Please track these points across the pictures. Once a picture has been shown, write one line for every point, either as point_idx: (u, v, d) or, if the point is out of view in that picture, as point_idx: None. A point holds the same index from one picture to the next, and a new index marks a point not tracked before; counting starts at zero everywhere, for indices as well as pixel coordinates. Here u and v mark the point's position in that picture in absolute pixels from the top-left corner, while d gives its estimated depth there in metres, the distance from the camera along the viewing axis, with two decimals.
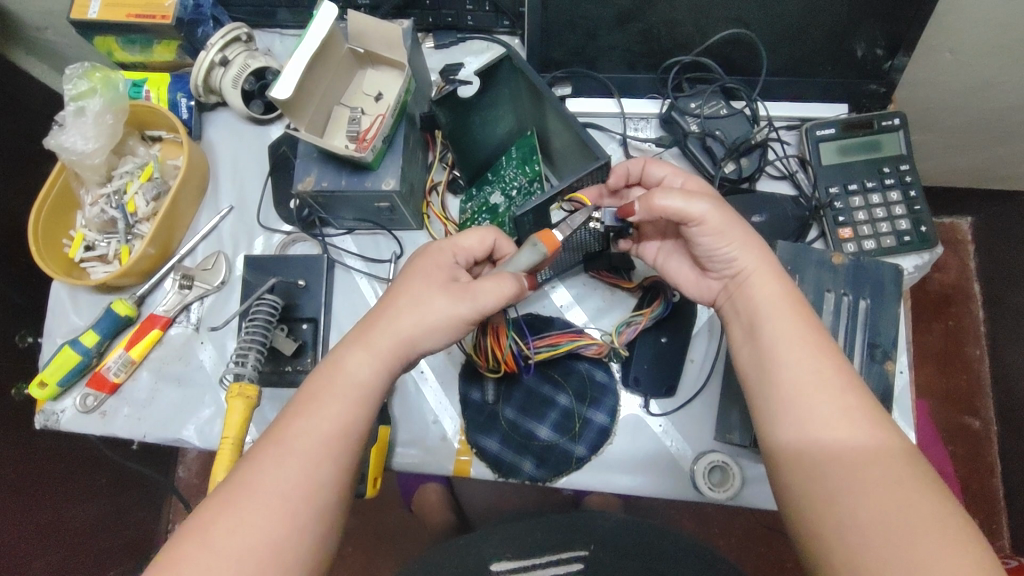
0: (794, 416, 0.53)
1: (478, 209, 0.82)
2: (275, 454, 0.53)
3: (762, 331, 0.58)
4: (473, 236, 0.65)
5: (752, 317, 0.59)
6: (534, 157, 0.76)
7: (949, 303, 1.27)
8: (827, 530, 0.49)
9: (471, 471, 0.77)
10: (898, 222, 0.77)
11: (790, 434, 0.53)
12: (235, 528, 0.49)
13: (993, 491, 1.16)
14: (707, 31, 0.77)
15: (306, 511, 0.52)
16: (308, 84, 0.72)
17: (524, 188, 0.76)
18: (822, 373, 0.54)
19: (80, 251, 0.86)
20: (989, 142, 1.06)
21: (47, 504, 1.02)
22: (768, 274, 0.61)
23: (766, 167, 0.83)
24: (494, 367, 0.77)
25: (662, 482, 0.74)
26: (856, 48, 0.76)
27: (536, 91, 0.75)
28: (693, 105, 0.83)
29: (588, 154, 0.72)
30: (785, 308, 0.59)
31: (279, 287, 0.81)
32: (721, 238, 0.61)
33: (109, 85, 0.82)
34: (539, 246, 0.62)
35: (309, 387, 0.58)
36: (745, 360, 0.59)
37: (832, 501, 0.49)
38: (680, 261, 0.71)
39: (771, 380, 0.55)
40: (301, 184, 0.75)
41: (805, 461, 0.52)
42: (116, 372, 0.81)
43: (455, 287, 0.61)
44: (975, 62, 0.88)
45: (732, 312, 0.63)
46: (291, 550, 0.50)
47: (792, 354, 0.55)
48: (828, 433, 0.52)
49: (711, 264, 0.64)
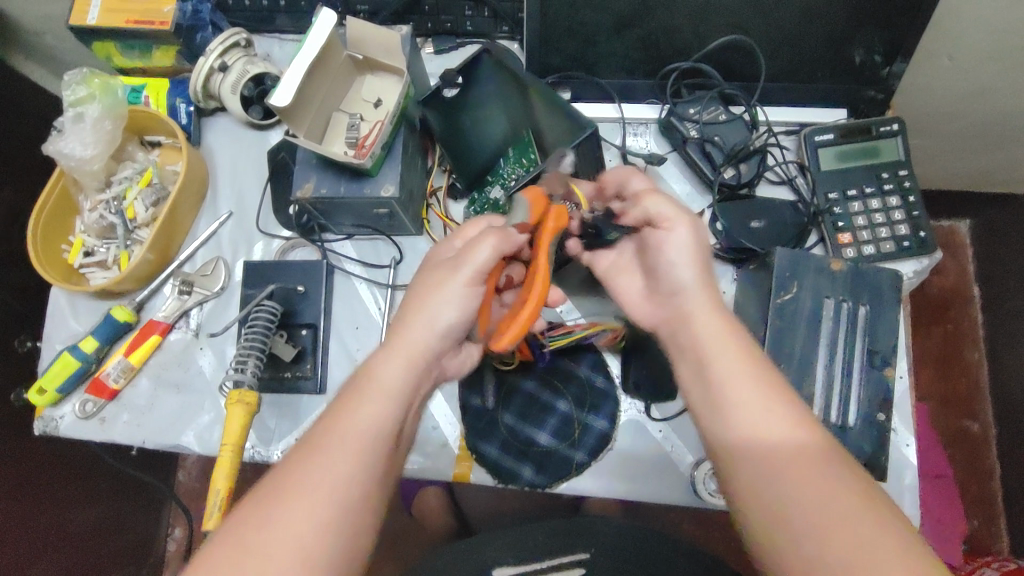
0: (760, 425, 0.52)
1: (481, 210, 0.81)
2: (306, 458, 0.52)
3: (711, 364, 0.56)
4: (473, 227, 0.65)
5: (697, 351, 0.57)
6: (529, 148, 0.79)
7: (947, 306, 1.26)
8: (787, 541, 0.47)
9: (471, 476, 0.77)
10: (897, 228, 0.78)
11: (747, 448, 0.52)
12: (268, 529, 0.49)
13: (993, 494, 1.16)
14: (706, 37, 0.77)
15: (332, 514, 0.50)
16: (307, 91, 0.72)
17: (522, 177, 0.78)
18: (773, 401, 0.52)
19: (80, 257, 0.86)
20: (989, 146, 1.06)
21: (46, 509, 1.02)
22: (715, 309, 0.59)
23: (765, 172, 0.82)
24: (509, 359, 0.79)
25: (663, 487, 0.74)
26: (854, 54, 0.76)
27: (520, 84, 0.78)
28: (692, 111, 0.83)
29: (578, 137, 0.75)
30: (730, 333, 0.57)
31: (279, 293, 0.81)
32: (686, 248, 0.61)
33: (108, 90, 0.82)
34: (524, 196, 0.65)
35: (339, 390, 0.57)
36: (695, 398, 0.57)
37: (791, 510, 0.48)
38: (627, 282, 0.68)
39: (724, 409, 0.54)
40: (301, 191, 0.75)
41: (780, 473, 0.50)
42: (115, 378, 0.81)
43: (450, 262, 0.62)
44: (974, 67, 0.88)
45: (677, 347, 0.60)
46: (322, 551, 0.49)
47: (741, 385, 0.54)
48: (796, 437, 0.51)
49: (661, 283, 0.63)
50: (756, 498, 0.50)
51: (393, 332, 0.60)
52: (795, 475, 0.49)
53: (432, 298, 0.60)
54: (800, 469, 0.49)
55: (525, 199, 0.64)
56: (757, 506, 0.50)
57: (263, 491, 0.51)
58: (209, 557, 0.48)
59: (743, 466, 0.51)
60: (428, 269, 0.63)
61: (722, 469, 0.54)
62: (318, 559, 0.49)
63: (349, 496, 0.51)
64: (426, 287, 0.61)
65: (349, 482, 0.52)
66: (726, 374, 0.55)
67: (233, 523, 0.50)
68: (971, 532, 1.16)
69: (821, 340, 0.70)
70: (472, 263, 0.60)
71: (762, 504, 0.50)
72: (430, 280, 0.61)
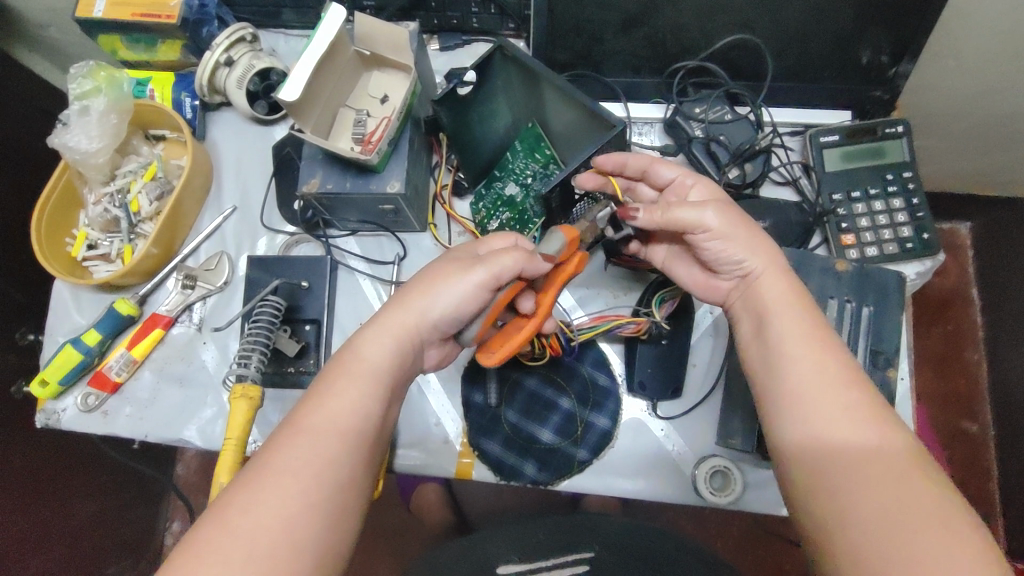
0: (819, 402, 0.53)
1: (493, 206, 0.82)
2: (288, 443, 0.52)
3: (772, 326, 0.59)
4: (501, 239, 0.66)
5: (761, 311, 0.61)
6: (544, 144, 0.82)
7: (949, 306, 1.26)
8: (832, 515, 0.49)
9: (473, 473, 0.77)
10: (900, 229, 0.78)
11: (795, 419, 0.54)
12: (250, 504, 0.48)
13: (991, 495, 1.16)
14: (712, 36, 0.77)
15: (316, 496, 0.50)
16: (316, 86, 0.72)
17: (541, 175, 0.81)
18: (827, 366, 0.55)
19: (83, 250, 0.86)
20: (991, 147, 1.06)
21: (47, 503, 1.01)
22: (779, 273, 0.62)
23: (770, 173, 0.83)
24: (539, 355, 0.79)
25: (663, 485, 0.74)
26: (861, 54, 0.75)
27: (529, 75, 0.75)
28: (699, 110, 0.83)
29: (598, 123, 0.72)
30: (797, 301, 0.60)
31: (283, 288, 0.82)
32: (728, 244, 0.63)
33: (113, 84, 0.83)
34: (559, 234, 0.63)
35: (320, 374, 0.58)
36: (754, 356, 0.60)
37: (842, 488, 0.49)
38: (687, 266, 0.71)
39: (778, 376, 0.56)
40: (306, 186, 0.75)
41: (834, 457, 0.51)
42: (117, 371, 0.81)
43: (466, 258, 0.63)
44: (979, 70, 0.89)
45: (743, 311, 0.64)
46: (304, 530, 0.49)
47: (799, 349, 0.56)
48: (835, 410, 0.53)
49: (720, 267, 0.65)
50: (811, 472, 0.51)
51: (388, 310, 0.61)
52: (852, 463, 0.50)
53: (439, 281, 0.61)
54: (855, 451, 0.50)
55: (560, 233, 0.63)
56: (806, 471, 0.52)
57: (244, 473, 0.51)
58: (190, 538, 0.47)
59: (799, 438, 0.53)
60: (445, 258, 0.65)
61: (772, 437, 0.56)
62: (301, 537, 0.48)
63: (334, 476, 0.51)
64: (435, 273, 0.62)
65: (339, 459, 0.52)
66: (783, 343, 0.57)
67: (215, 505, 0.49)
68: None
69: None
70: (489, 263, 0.60)
71: (813, 475, 0.51)
72: (440, 270, 0.63)
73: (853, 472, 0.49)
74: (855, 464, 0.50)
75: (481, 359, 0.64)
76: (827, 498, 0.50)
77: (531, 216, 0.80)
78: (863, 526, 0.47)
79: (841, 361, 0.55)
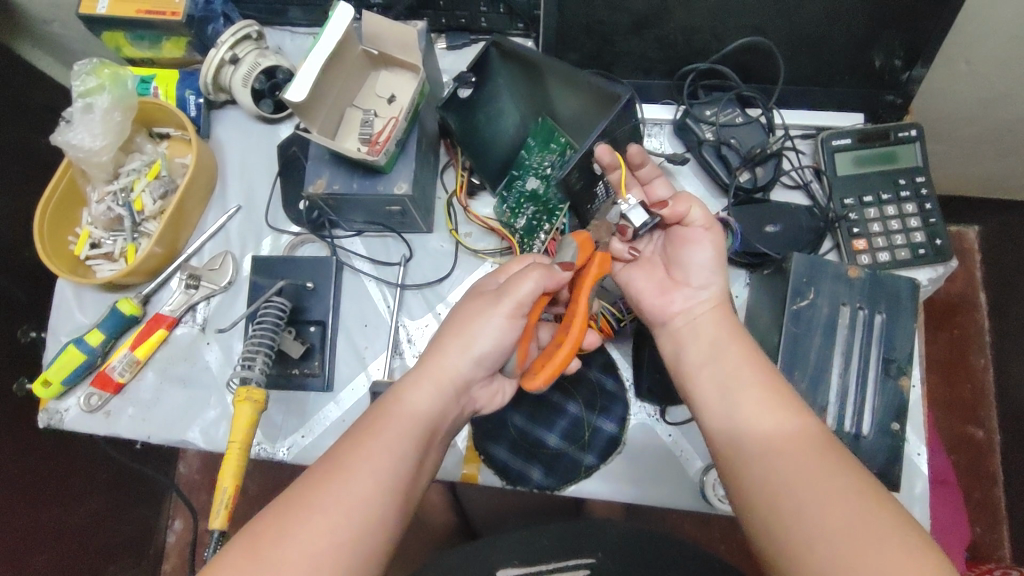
0: (772, 424, 0.53)
1: (517, 204, 0.81)
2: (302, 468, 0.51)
3: (726, 352, 0.60)
4: (518, 263, 0.66)
5: (712, 340, 0.61)
6: (557, 133, 0.80)
7: (955, 312, 1.24)
8: (793, 534, 0.47)
9: (479, 478, 0.76)
10: (913, 235, 0.77)
11: (750, 439, 0.53)
12: (278, 537, 0.47)
13: (995, 501, 1.15)
14: (723, 38, 0.76)
15: (335, 526, 0.49)
16: (322, 86, 0.72)
17: (559, 163, 0.78)
18: (777, 390, 0.55)
19: (86, 249, 0.85)
20: (1003, 151, 1.05)
21: (46, 504, 1.00)
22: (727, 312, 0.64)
23: (781, 176, 0.82)
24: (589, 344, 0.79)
25: (670, 492, 0.74)
26: (875, 58, 0.74)
27: (529, 67, 0.77)
28: (708, 113, 0.82)
29: (606, 99, 0.71)
30: (737, 334, 0.61)
31: (289, 290, 0.81)
32: (712, 260, 0.65)
33: (117, 81, 0.81)
34: (571, 240, 0.64)
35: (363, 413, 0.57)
36: (705, 379, 0.59)
37: (800, 507, 0.48)
38: (648, 275, 0.68)
39: (733, 399, 0.56)
40: (312, 186, 0.74)
41: (786, 476, 0.50)
42: (120, 372, 0.80)
43: (492, 292, 0.62)
44: (992, 74, 0.88)
45: (689, 336, 0.63)
46: (328, 559, 0.47)
47: (750, 375, 0.57)
48: (798, 440, 0.52)
49: (689, 276, 0.65)
50: (767, 491, 0.50)
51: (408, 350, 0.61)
52: (809, 480, 0.49)
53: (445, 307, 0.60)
54: (814, 465, 0.49)
55: (573, 239, 0.64)
56: (760, 492, 0.50)
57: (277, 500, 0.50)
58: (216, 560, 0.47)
59: (752, 457, 0.52)
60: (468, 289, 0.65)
61: (723, 463, 0.55)
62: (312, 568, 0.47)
63: (336, 479, 0.51)
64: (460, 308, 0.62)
65: (344, 469, 0.51)
66: (733, 367, 0.58)
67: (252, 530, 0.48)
68: (973, 538, 1.13)
69: (835, 350, 0.69)
70: (512, 292, 0.60)
71: (768, 494, 0.50)
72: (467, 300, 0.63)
73: (810, 490, 0.48)
74: (814, 482, 0.48)
75: (528, 384, 0.63)
76: (786, 519, 0.48)
77: (556, 204, 0.78)
78: (825, 544, 0.46)
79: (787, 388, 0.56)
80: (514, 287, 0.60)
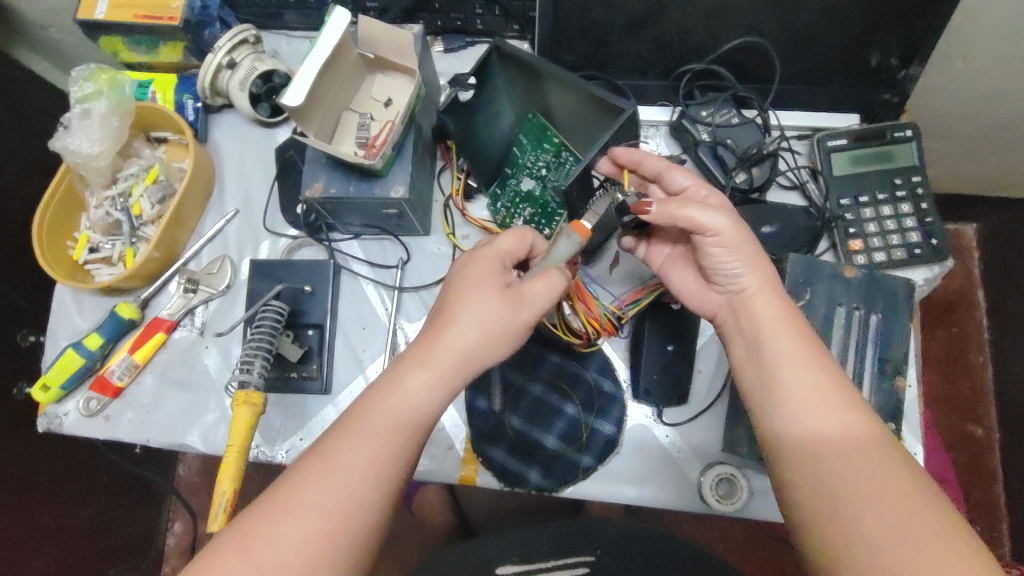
0: (818, 422, 0.52)
1: (512, 205, 0.81)
2: (300, 467, 0.51)
3: (767, 342, 0.58)
4: (512, 235, 0.63)
5: (754, 330, 0.59)
6: (550, 132, 0.81)
7: (952, 309, 1.24)
8: (839, 536, 0.48)
9: (477, 479, 0.76)
10: (909, 235, 0.77)
11: (797, 439, 0.53)
12: (274, 537, 0.48)
13: (994, 499, 1.15)
14: (719, 39, 0.76)
15: (334, 527, 0.49)
16: (320, 91, 0.72)
17: (554, 163, 0.80)
18: (822, 385, 0.54)
19: (85, 253, 0.85)
20: (1000, 148, 1.05)
21: (46, 507, 1.01)
22: (772, 292, 0.60)
23: (777, 177, 0.82)
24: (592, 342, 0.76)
25: (668, 492, 0.74)
26: (870, 57, 0.74)
27: (526, 71, 0.77)
28: (705, 113, 0.82)
29: (607, 106, 0.73)
30: (787, 319, 0.59)
31: (286, 293, 0.81)
32: (735, 256, 0.61)
33: (115, 85, 0.81)
34: (575, 236, 0.64)
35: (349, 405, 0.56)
36: (749, 372, 0.58)
37: (847, 509, 0.48)
38: (685, 271, 0.70)
39: (777, 395, 0.55)
40: (310, 190, 0.75)
41: (833, 478, 0.50)
42: (119, 376, 0.80)
43: (509, 290, 0.60)
44: (988, 71, 0.88)
45: (733, 325, 0.62)
46: (322, 555, 0.48)
47: (794, 369, 0.55)
48: (846, 439, 0.51)
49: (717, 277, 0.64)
50: (814, 491, 0.50)
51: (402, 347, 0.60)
52: (855, 481, 0.49)
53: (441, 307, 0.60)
54: (862, 465, 0.49)
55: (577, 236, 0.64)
56: (807, 491, 0.51)
57: (270, 496, 0.50)
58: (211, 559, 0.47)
59: (798, 455, 0.52)
60: (473, 260, 0.61)
61: (770, 456, 0.55)
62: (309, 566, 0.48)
63: (337, 478, 0.51)
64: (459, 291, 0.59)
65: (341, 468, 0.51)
66: (777, 361, 0.56)
67: (238, 531, 0.48)
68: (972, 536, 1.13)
69: (832, 350, 0.69)
70: (525, 299, 0.60)
71: (813, 493, 0.50)
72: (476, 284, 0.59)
73: (856, 493, 0.48)
74: (859, 483, 0.48)
75: None
76: (832, 519, 0.48)
77: (554, 207, 0.79)
78: (867, 550, 0.46)
79: (835, 380, 0.54)
80: (530, 296, 0.60)
